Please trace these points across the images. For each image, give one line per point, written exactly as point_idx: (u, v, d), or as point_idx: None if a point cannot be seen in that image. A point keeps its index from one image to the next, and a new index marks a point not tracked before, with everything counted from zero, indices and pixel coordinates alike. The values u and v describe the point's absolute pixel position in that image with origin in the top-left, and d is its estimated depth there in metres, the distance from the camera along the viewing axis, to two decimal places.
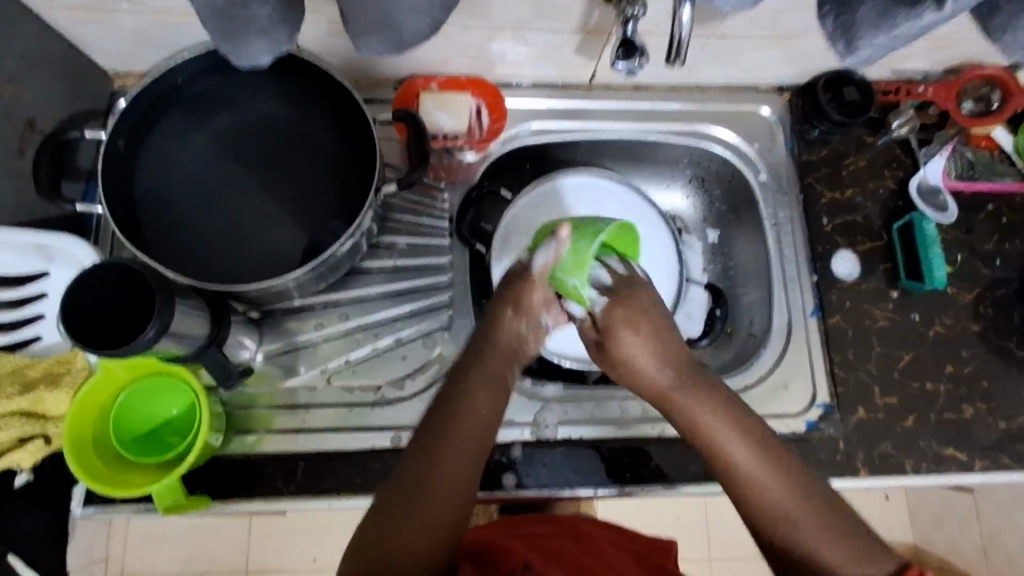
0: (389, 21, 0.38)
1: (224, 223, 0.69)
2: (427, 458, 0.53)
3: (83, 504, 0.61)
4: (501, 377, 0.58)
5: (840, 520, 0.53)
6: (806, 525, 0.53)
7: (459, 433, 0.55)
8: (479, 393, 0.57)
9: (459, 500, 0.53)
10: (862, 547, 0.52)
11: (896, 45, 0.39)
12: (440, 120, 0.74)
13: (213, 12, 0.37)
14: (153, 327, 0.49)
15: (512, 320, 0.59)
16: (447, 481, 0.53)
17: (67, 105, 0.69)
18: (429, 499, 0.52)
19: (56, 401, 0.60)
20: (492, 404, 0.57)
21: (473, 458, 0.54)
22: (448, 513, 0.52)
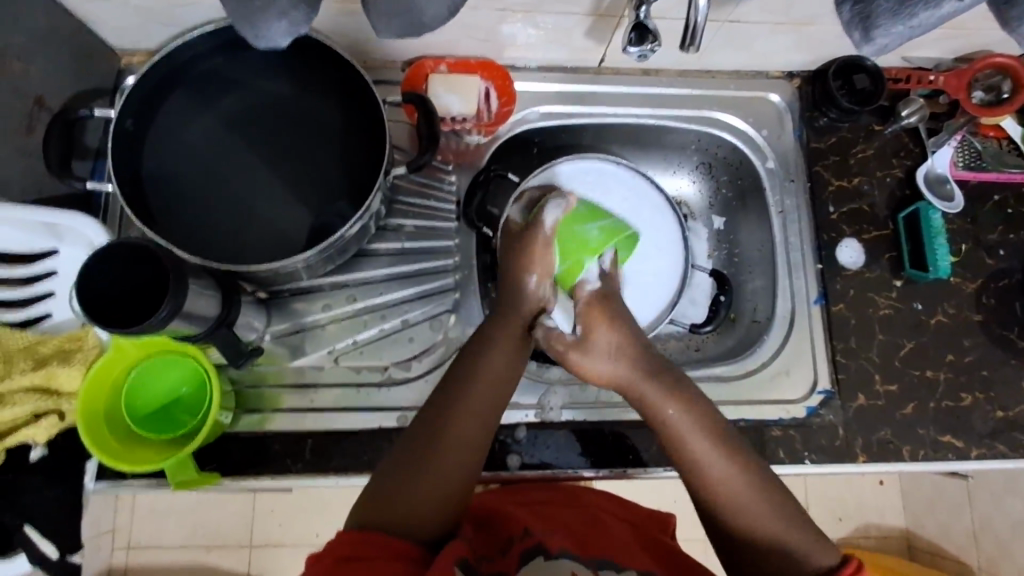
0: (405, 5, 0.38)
1: (232, 203, 0.70)
2: (438, 423, 0.55)
3: (96, 479, 0.63)
4: (514, 345, 0.61)
5: (795, 513, 0.56)
6: (766, 524, 0.55)
7: (475, 397, 0.57)
8: (498, 354, 0.59)
9: (467, 466, 0.55)
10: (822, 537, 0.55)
11: (913, 35, 0.39)
12: (448, 103, 0.73)
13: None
14: (166, 307, 0.49)
15: (533, 282, 0.64)
16: (457, 449, 0.54)
17: (75, 81, 0.69)
18: (438, 463, 0.54)
19: (68, 377, 0.61)
20: (507, 369, 0.59)
21: (485, 422, 0.56)
22: (455, 485, 0.54)
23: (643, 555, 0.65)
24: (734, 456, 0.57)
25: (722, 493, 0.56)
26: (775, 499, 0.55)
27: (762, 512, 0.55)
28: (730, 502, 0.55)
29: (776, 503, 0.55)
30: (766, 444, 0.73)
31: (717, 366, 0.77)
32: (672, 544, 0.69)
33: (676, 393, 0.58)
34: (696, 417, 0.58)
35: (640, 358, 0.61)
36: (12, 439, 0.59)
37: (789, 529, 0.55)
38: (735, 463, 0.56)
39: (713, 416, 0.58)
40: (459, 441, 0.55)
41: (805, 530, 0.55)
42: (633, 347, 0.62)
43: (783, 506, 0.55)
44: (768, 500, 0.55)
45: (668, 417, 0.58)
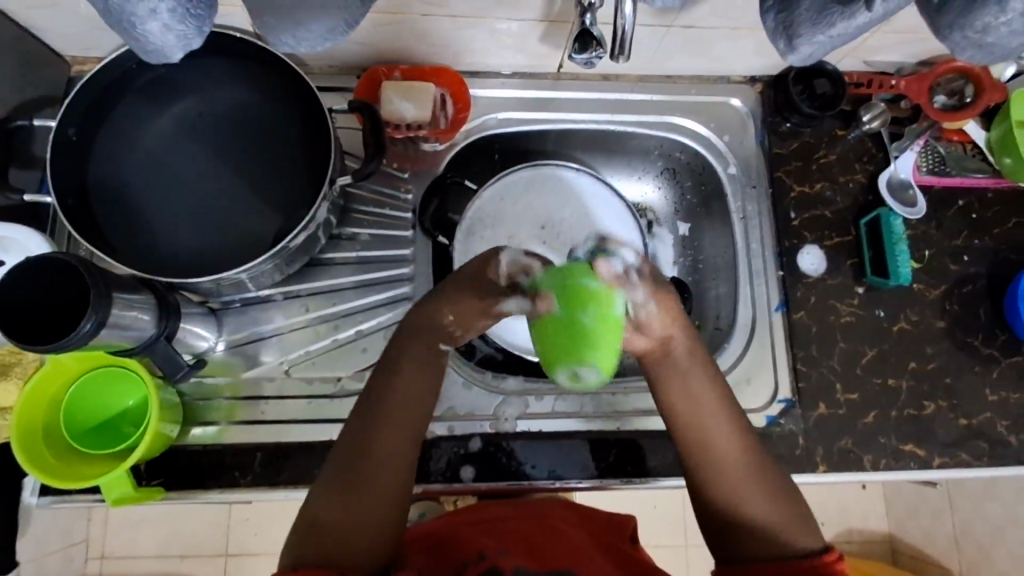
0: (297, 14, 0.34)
1: (182, 210, 0.69)
2: (366, 433, 0.54)
3: (39, 495, 0.61)
4: (429, 355, 0.59)
5: (778, 491, 0.55)
6: (749, 489, 0.54)
7: (395, 405, 0.56)
8: (413, 365, 0.58)
9: (400, 476, 0.54)
10: (798, 516, 0.54)
11: (835, 45, 0.38)
12: (402, 109, 0.72)
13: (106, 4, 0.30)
14: (90, 319, 0.48)
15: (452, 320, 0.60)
16: (387, 459, 0.54)
17: (20, 90, 0.68)
18: (371, 475, 0.53)
19: (4, 392, 0.61)
20: (422, 375, 0.58)
21: (409, 429, 0.56)
22: (391, 495, 0.53)
23: (604, 563, 0.64)
24: (735, 423, 0.57)
25: (716, 458, 0.55)
26: (759, 471, 0.55)
27: (746, 477, 0.55)
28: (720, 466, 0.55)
29: (758, 476, 0.55)
30: None
31: None
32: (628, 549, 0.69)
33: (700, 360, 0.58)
34: (709, 382, 0.57)
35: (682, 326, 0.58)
36: None
37: (767, 505, 0.54)
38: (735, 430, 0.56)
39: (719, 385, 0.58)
40: (388, 450, 0.54)
41: (780, 506, 0.53)
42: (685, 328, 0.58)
43: (766, 479, 0.55)
44: (752, 471, 0.55)
45: (682, 378, 0.57)
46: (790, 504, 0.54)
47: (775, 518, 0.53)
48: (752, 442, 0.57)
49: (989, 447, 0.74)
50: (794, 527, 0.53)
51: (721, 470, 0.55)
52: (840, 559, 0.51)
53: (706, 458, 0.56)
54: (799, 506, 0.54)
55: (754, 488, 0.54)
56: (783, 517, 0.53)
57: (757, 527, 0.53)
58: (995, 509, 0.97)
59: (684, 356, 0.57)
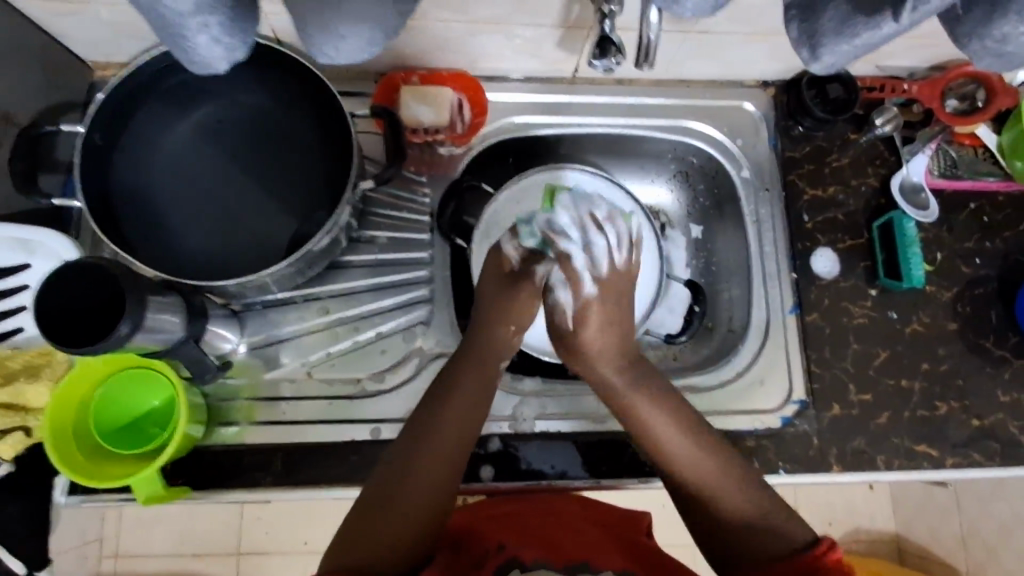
0: (340, 27, 0.34)
1: (205, 213, 0.70)
2: (417, 436, 0.60)
3: (69, 493, 0.63)
4: (484, 371, 0.66)
5: (753, 494, 0.60)
6: (728, 493, 0.60)
7: (449, 414, 0.62)
8: (473, 378, 0.64)
9: (447, 479, 0.59)
10: (781, 513, 0.59)
11: (858, 54, 0.39)
12: (419, 114, 0.73)
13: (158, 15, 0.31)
14: (126, 324, 0.49)
15: (513, 330, 0.67)
16: (438, 461, 0.59)
17: (46, 96, 0.69)
18: (416, 475, 0.58)
19: (37, 393, 0.62)
20: (479, 390, 0.64)
21: (461, 435, 0.61)
22: (435, 492, 0.58)
23: (621, 559, 0.65)
24: (704, 445, 0.62)
25: (681, 472, 0.61)
26: (744, 499, 0.60)
27: (731, 502, 0.59)
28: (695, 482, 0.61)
29: (731, 481, 0.60)
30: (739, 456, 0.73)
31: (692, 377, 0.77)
32: (649, 544, 0.69)
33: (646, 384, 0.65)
34: (661, 396, 0.64)
35: (630, 353, 0.66)
36: None
37: (748, 509, 0.59)
38: (704, 446, 0.62)
39: (681, 405, 0.64)
40: (435, 454, 0.59)
41: (763, 512, 0.59)
42: (608, 325, 0.65)
43: (738, 482, 0.60)
44: (732, 481, 0.60)
45: (635, 399, 0.64)
46: (765, 504, 0.59)
47: (762, 513, 0.59)
48: (717, 449, 0.62)
49: (1001, 447, 0.75)
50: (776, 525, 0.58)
51: (681, 475, 0.61)
52: (832, 548, 0.55)
53: (673, 465, 0.62)
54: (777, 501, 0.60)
55: (729, 485, 0.60)
56: (756, 518, 0.58)
57: (736, 527, 0.58)
58: (1004, 509, 0.98)
59: (617, 364, 0.66)
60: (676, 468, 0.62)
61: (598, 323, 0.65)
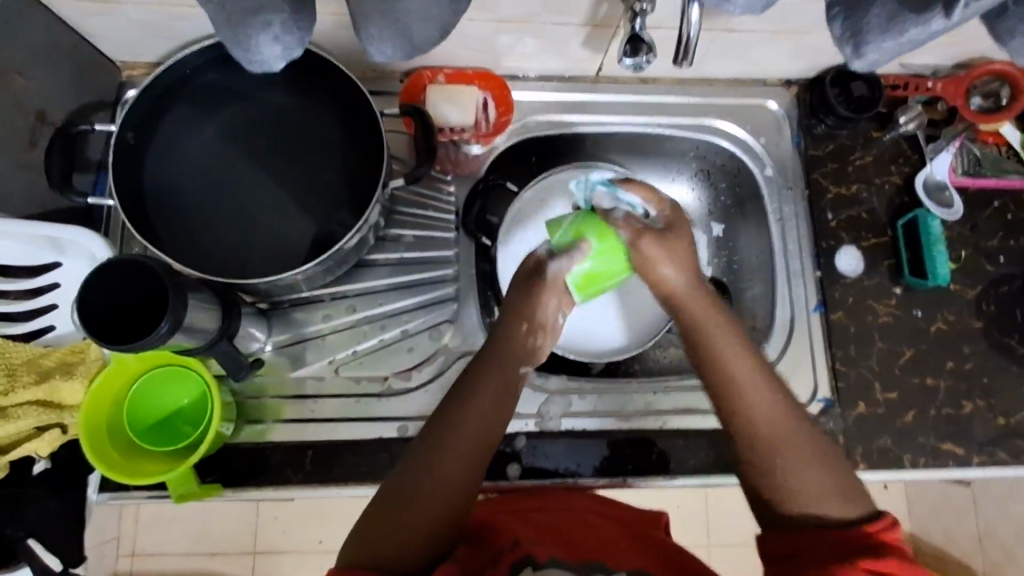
0: (400, 22, 0.35)
1: (231, 212, 0.70)
2: (432, 441, 0.57)
3: (99, 490, 0.64)
4: (509, 370, 0.61)
5: (826, 463, 0.54)
6: (801, 445, 0.54)
7: (467, 419, 0.57)
8: (494, 380, 0.60)
9: (464, 483, 0.56)
10: (846, 490, 0.53)
11: (902, 52, 0.40)
12: (448, 114, 0.73)
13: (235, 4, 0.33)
14: (166, 322, 0.50)
15: (527, 328, 0.61)
16: (456, 466, 0.56)
17: (77, 96, 0.70)
18: (430, 480, 0.55)
19: (70, 390, 0.63)
20: (501, 394, 0.59)
21: (481, 440, 0.57)
22: (452, 498, 0.55)
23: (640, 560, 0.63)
24: (775, 392, 0.56)
25: (756, 420, 0.55)
26: (815, 468, 0.53)
27: (801, 470, 0.53)
28: (769, 433, 0.54)
29: (804, 447, 0.54)
30: None
31: None
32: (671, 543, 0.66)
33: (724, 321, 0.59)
34: (745, 348, 0.58)
35: (703, 288, 0.61)
36: (15, 453, 0.61)
37: (818, 481, 0.53)
38: (778, 394, 0.56)
39: (753, 348, 0.58)
40: (451, 460, 0.56)
41: (830, 484, 0.53)
42: (695, 286, 0.61)
43: (810, 445, 0.54)
44: (806, 447, 0.54)
45: (705, 321, 0.59)
46: (837, 474, 0.54)
47: (831, 495, 0.53)
48: (792, 406, 0.56)
49: None
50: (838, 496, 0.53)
51: (753, 427, 0.55)
52: (892, 527, 0.51)
53: (744, 413, 0.55)
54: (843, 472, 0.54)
55: (798, 447, 0.54)
56: (826, 488, 0.53)
57: (805, 499, 0.53)
58: None
59: (693, 308, 0.60)
60: (746, 421, 0.55)
61: (671, 249, 0.60)
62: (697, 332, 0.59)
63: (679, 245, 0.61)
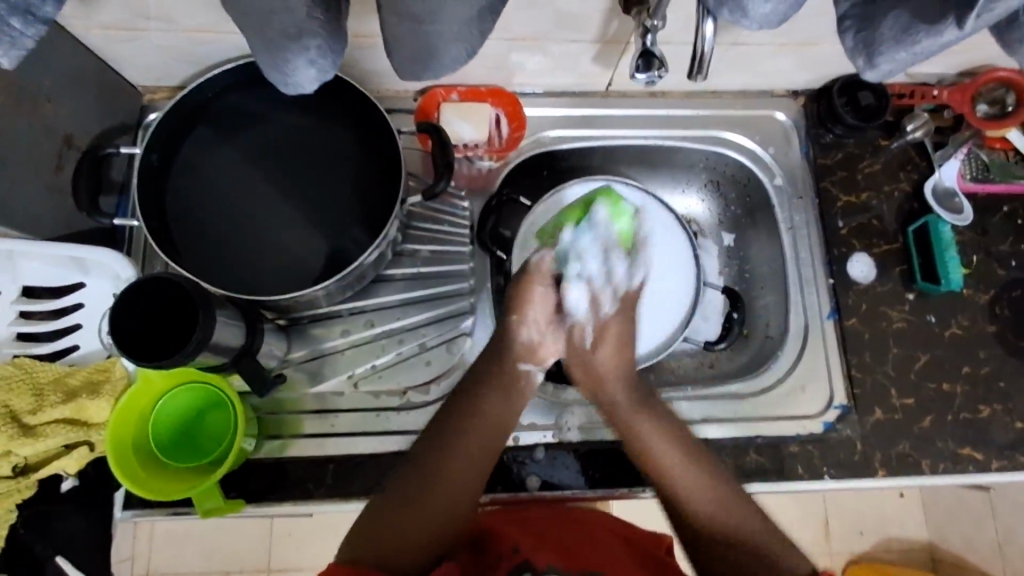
0: (429, 43, 0.36)
1: (250, 232, 0.71)
2: (436, 450, 0.64)
3: (123, 508, 0.64)
4: (506, 388, 0.68)
5: (751, 515, 0.65)
6: (735, 513, 0.65)
7: (472, 433, 0.65)
8: (495, 395, 0.67)
9: (465, 492, 0.63)
10: (771, 533, 0.64)
11: (915, 62, 0.41)
12: (461, 129, 0.75)
13: (274, 26, 0.34)
14: (196, 339, 0.52)
15: (516, 318, 0.68)
16: (456, 481, 0.63)
17: (100, 120, 0.71)
18: (438, 488, 0.62)
19: (99, 408, 0.64)
20: (501, 412, 0.67)
21: (484, 449, 0.65)
22: (456, 503, 0.63)
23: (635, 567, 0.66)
24: (694, 459, 0.67)
25: (680, 490, 0.66)
26: (744, 523, 0.64)
27: (727, 525, 0.64)
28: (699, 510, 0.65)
29: (729, 511, 0.65)
30: (784, 461, 0.73)
31: (733, 383, 0.78)
32: (672, 563, 0.68)
33: (657, 419, 0.69)
34: (669, 428, 0.69)
35: (636, 385, 0.71)
36: (44, 470, 0.62)
37: (751, 534, 0.64)
38: (704, 467, 0.67)
39: (675, 426, 0.69)
40: (457, 466, 0.63)
41: (760, 523, 0.64)
42: (620, 368, 0.71)
43: (736, 505, 0.65)
44: (732, 501, 0.65)
45: (649, 438, 0.68)
46: (760, 523, 0.65)
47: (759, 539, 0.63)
48: (711, 468, 0.67)
49: None
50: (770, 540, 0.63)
51: (680, 494, 0.66)
52: None
53: (675, 491, 0.66)
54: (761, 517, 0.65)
55: (724, 507, 0.65)
56: (756, 529, 0.64)
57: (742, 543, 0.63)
58: None
59: (625, 391, 0.70)
60: (682, 502, 0.66)
61: (614, 343, 0.70)
62: (635, 439, 0.68)
63: (625, 345, 0.71)
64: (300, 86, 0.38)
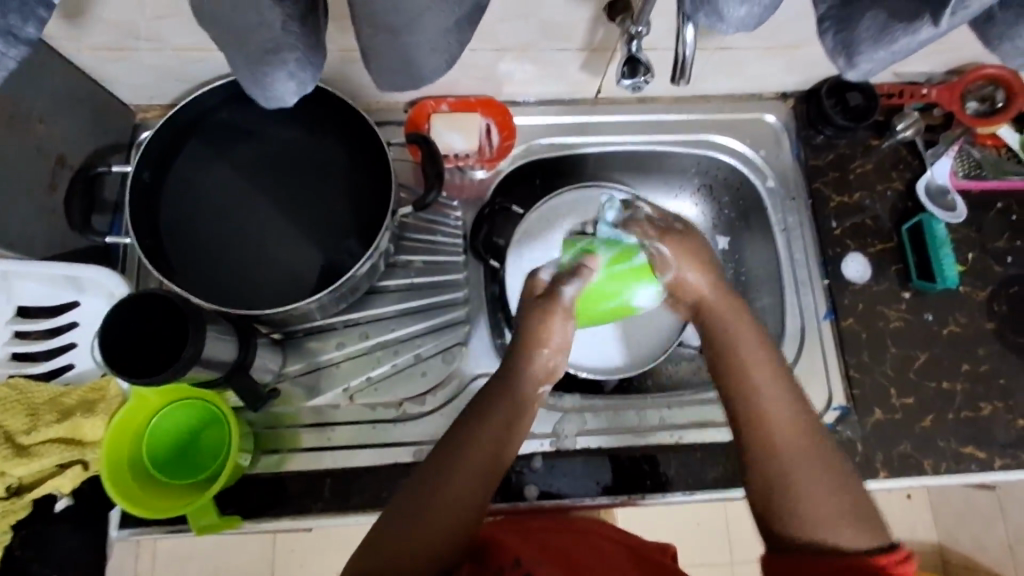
0: (408, 56, 0.37)
1: (243, 246, 0.71)
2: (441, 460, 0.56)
3: (120, 526, 0.65)
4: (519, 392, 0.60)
5: (841, 496, 0.52)
6: (809, 456, 0.54)
7: (480, 441, 0.57)
8: (505, 403, 0.59)
9: (475, 499, 0.55)
10: (861, 516, 0.52)
11: (893, 60, 0.41)
12: (452, 141, 0.75)
13: (253, 43, 0.34)
14: (188, 353, 0.52)
15: (546, 355, 0.61)
16: (461, 490, 0.55)
17: (93, 140, 0.72)
18: (443, 497, 0.55)
19: (93, 426, 0.64)
20: (512, 416, 0.58)
21: (494, 457, 0.57)
22: (464, 510, 0.55)
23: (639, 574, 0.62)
24: (790, 402, 0.56)
25: (764, 414, 0.56)
26: (834, 506, 0.52)
27: (812, 498, 0.52)
28: (785, 439, 0.54)
29: (821, 482, 0.53)
30: None
31: None
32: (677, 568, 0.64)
33: (749, 326, 0.60)
34: (768, 355, 0.58)
35: (726, 290, 0.63)
36: (39, 489, 0.62)
37: (837, 515, 0.52)
38: (791, 398, 0.57)
39: (775, 355, 0.59)
40: (464, 480, 0.55)
41: (844, 505, 0.52)
42: (723, 294, 0.63)
43: (824, 472, 0.53)
44: (822, 469, 0.53)
45: (741, 343, 0.59)
46: (851, 502, 0.52)
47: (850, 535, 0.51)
48: (808, 419, 0.56)
49: None
50: (855, 523, 0.51)
51: (767, 422, 0.55)
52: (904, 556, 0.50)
53: (759, 431, 0.55)
54: (856, 503, 0.52)
55: (811, 472, 0.53)
56: (841, 513, 0.52)
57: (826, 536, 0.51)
58: None
59: (717, 299, 0.63)
60: (766, 438, 0.55)
61: (690, 253, 0.64)
62: (714, 340, 0.60)
63: (692, 244, 0.65)
64: (281, 101, 0.38)
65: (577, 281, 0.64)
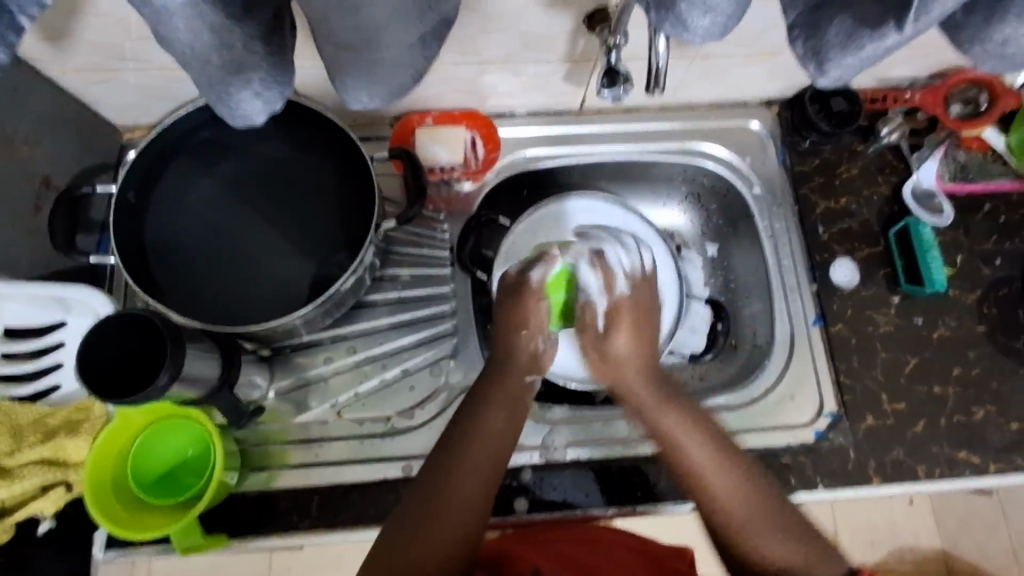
0: (372, 71, 0.37)
1: (229, 263, 0.71)
2: (442, 470, 0.58)
3: (106, 548, 0.66)
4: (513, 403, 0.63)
5: (794, 530, 0.57)
6: (760, 509, 0.58)
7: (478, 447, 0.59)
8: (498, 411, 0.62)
9: (476, 506, 0.57)
10: (813, 545, 0.57)
11: (865, 65, 0.41)
12: (439, 153, 0.77)
13: (213, 65, 0.34)
14: (165, 375, 0.52)
15: (525, 334, 0.67)
16: (463, 496, 0.57)
17: (78, 160, 0.72)
18: (447, 509, 0.56)
19: (76, 447, 0.64)
20: (506, 425, 0.62)
21: (492, 462, 0.59)
22: (468, 521, 0.56)
23: None
24: (727, 460, 0.60)
25: (710, 491, 0.59)
26: (789, 545, 0.56)
27: (768, 542, 0.56)
28: (728, 511, 0.58)
29: (772, 522, 0.57)
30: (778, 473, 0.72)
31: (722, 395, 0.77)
32: None
33: (670, 397, 0.64)
34: (693, 420, 0.62)
35: (648, 357, 0.67)
36: (21, 512, 0.62)
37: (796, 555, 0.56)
38: (726, 460, 0.60)
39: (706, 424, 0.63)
40: (466, 486, 0.57)
41: (797, 541, 0.56)
42: (637, 355, 0.67)
43: (770, 508, 0.58)
44: (769, 510, 0.58)
45: (674, 417, 0.62)
46: (801, 532, 0.57)
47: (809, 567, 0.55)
48: (748, 469, 0.60)
49: None
50: (808, 554, 0.56)
51: (710, 495, 0.59)
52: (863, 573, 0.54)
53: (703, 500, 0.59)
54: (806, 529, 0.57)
55: (765, 521, 0.57)
56: (797, 549, 0.56)
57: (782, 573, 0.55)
58: None
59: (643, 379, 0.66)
60: (713, 507, 0.59)
61: (628, 329, 0.67)
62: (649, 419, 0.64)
63: (632, 317, 0.68)
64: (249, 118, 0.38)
65: (541, 266, 0.69)
